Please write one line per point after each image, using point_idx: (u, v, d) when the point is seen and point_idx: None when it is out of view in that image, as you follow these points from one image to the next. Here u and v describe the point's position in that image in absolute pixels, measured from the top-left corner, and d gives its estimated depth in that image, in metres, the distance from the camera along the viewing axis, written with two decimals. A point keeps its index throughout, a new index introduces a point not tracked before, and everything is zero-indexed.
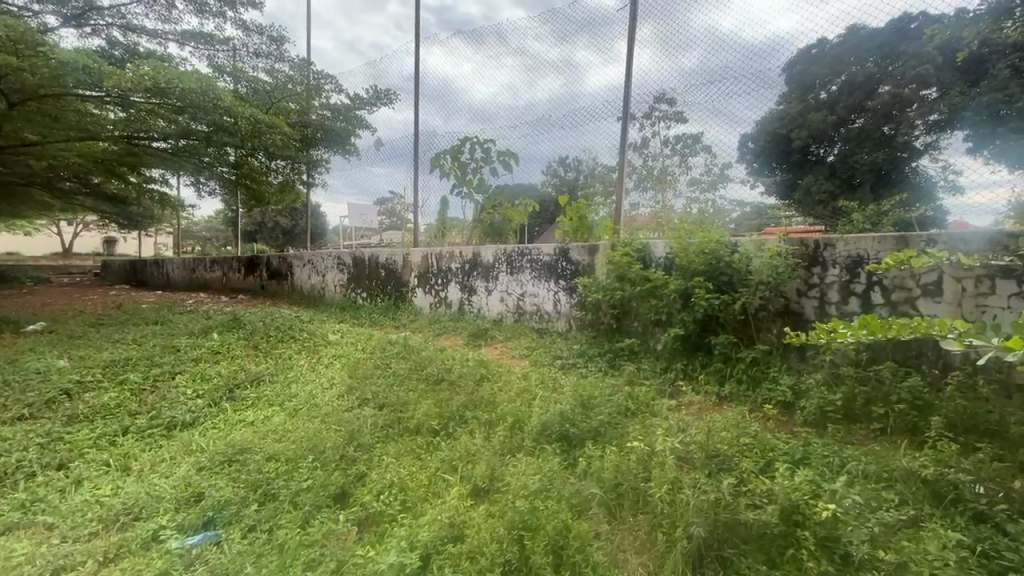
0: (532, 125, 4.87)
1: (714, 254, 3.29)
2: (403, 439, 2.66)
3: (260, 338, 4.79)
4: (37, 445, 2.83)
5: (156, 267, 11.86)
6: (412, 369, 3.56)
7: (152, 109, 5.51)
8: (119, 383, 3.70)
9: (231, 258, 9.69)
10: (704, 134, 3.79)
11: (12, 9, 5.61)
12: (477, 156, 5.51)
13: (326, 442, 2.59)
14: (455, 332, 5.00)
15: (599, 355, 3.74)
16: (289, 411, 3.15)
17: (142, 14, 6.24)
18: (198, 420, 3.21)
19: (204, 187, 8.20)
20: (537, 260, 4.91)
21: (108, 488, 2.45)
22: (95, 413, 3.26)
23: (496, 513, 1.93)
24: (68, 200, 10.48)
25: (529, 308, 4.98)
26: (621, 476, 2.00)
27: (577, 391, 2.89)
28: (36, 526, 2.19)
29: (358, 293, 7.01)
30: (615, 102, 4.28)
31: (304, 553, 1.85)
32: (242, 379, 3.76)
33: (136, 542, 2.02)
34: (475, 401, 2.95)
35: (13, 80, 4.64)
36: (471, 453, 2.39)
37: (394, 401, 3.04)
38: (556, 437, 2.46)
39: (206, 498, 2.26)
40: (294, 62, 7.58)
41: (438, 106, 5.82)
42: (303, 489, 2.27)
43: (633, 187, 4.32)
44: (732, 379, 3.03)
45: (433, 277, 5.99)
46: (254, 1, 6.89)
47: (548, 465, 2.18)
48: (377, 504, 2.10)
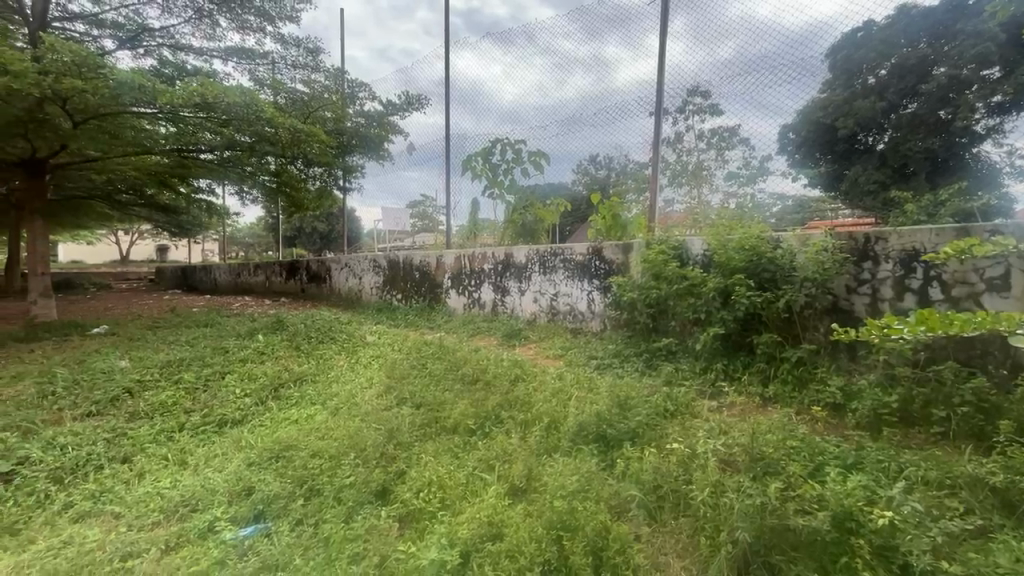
0: (561, 126, 4.85)
1: (755, 251, 3.17)
2: (440, 438, 2.69)
3: (301, 339, 4.97)
4: (104, 439, 3.04)
5: (204, 273, 12.52)
6: (447, 369, 3.60)
7: (200, 123, 5.80)
8: (174, 382, 3.93)
9: (273, 263, 10.11)
10: (740, 127, 3.74)
11: (74, 36, 6.10)
12: (507, 157, 5.51)
13: (367, 441, 2.65)
14: (489, 333, 5.03)
15: (635, 356, 3.68)
16: (330, 410, 3.25)
17: (189, 34, 6.67)
18: (247, 417, 3.37)
19: (248, 196, 8.58)
20: (570, 260, 4.88)
21: (167, 480, 2.60)
22: (153, 410, 3.47)
23: (534, 512, 1.93)
24: (126, 211, 11.22)
25: (562, 308, 4.96)
26: (660, 478, 1.97)
27: (613, 391, 2.86)
28: (105, 515, 2.36)
29: (393, 295, 7.17)
30: (646, 98, 4.21)
31: (348, 547, 1.92)
32: (286, 379, 3.91)
33: (194, 533, 2.14)
34: (511, 401, 2.96)
35: (78, 102, 4.93)
36: (508, 452, 2.41)
37: (430, 401, 3.09)
38: (593, 438, 2.44)
39: (256, 492, 2.37)
40: (329, 72, 7.81)
41: (468, 109, 5.87)
42: (345, 485, 2.34)
43: (667, 183, 4.25)
44: (776, 380, 2.92)
45: (467, 278, 6.05)
46: (292, 15, 7.13)
47: (585, 467, 2.16)
48: (416, 501, 2.14)
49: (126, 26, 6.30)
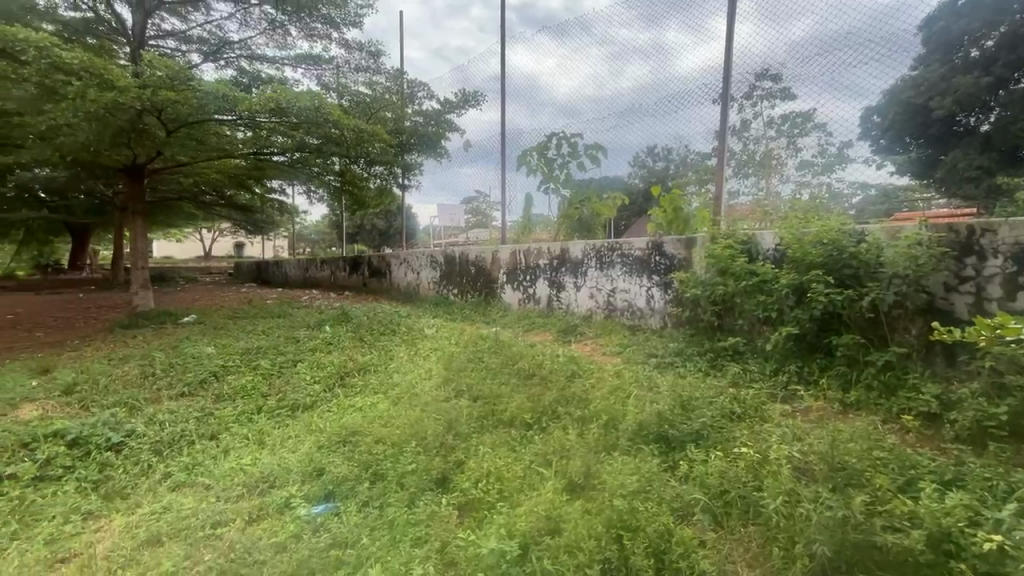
0: (618, 117, 4.73)
1: (835, 245, 2.94)
2: (497, 430, 2.73)
3: (364, 331, 5.21)
4: (195, 417, 3.37)
5: (276, 268, 13.45)
6: (503, 364, 3.64)
7: (273, 127, 6.15)
8: (254, 368, 4.27)
9: (337, 258, 10.68)
10: (815, 112, 3.51)
11: (167, 52, 6.74)
12: (564, 151, 5.38)
13: (427, 430, 2.75)
14: (544, 328, 5.02)
15: (698, 355, 3.54)
16: (391, 399, 3.40)
17: (264, 44, 7.16)
18: (317, 403, 3.60)
19: (315, 195, 9.09)
20: (628, 255, 4.77)
21: (249, 458, 2.83)
22: (236, 393, 3.79)
23: (592, 509, 1.92)
24: (210, 211, 12.27)
25: (619, 305, 4.86)
26: (728, 483, 1.90)
27: (674, 391, 2.78)
28: (197, 485, 2.62)
29: (450, 290, 7.33)
30: (710, 85, 4.03)
31: (411, 530, 2.01)
32: (351, 368, 4.14)
33: (272, 507, 2.31)
34: (568, 397, 2.94)
35: (170, 112, 5.45)
36: (565, 448, 2.40)
37: (487, 394, 3.14)
38: (654, 438, 2.38)
39: (326, 473, 2.52)
40: (389, 74, 8.14)
41: (523, 105, 5.87)
42: (407, 471, 2.43)
43: (733, 174, 4.02)
44: (859, 385, 2.69)
45: (522, 274, 6.07)
46: (356, 20, 7.42)
47: (646, 466, 2.12)
48: (475, 491, 2.19)
49: (209, 41, 6.89)
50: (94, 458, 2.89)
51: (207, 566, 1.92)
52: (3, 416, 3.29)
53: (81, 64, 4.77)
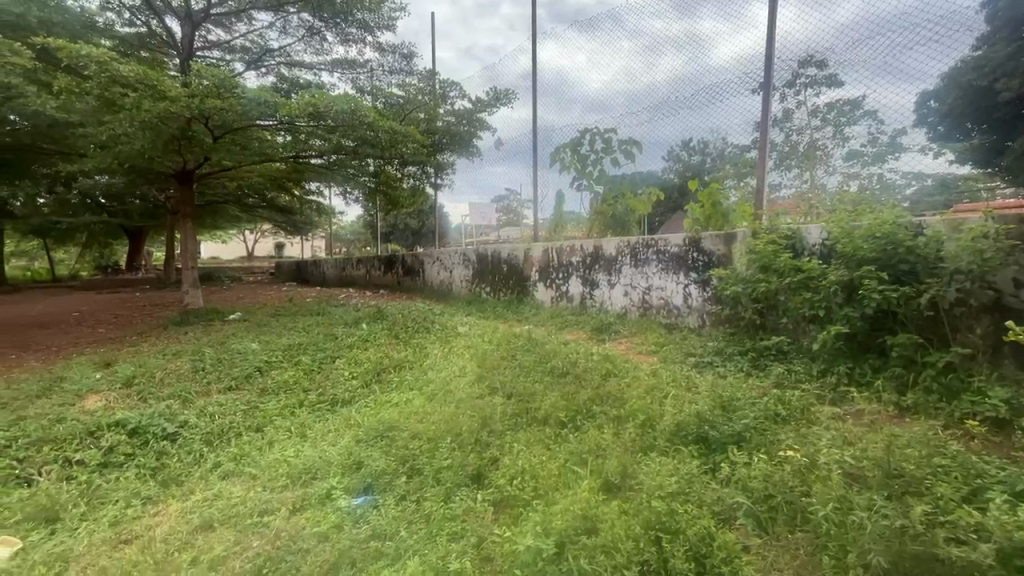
0: (653, 110, 4.62)
1: (889, 238, 2.78)
2: (532, 428, 2.73)
3: (400, 329, 5.33)
4: (242, 411, 3.53)
5: (315, 267, 13.90)
6: (538, 362, 3.63)
7: (312, 131, 6.35)
8: (295, 363, 4.43)
9: (373, 258, 10.94)
10: (864, 99, 3.35)
11: (213, 61, 7.11)
12: (597, 146, 5.24)
13: (463, 426, 2.78)
14: (578, 326, 4.98)
15: (739, 355, 3.43)
16: (426, 395, 3.45)
17: (302, 50, 7.43)
18: (356, 398, 3.71)
19: (351, 195, 9.34)
20: (664, 252, 4.67)
21: (292, 450, 2.94)
22: (280, 388, 3.95)
23: (629, 510, 1.90)
24: (253, 213, 12.82)
25: (654, 302, 4.77)
26: (773, 488, 1.83)
27: (714, 391, 2.71)
28: (245, 474, 2.75)
29: (482, 288, 7.37)
30: (750, 74, 3.92)
31: (448, 525, 2.04)
32: (388, 364, 4.23)
33: (315, 498, 2.40)
34: (603, 395, 2.91)
35: (217, 119, 5.71)
36: (601, 447, 2.38)
37: (521, 392, 3.14)
38: (694, 439, 2.32)
39: (365, 466, 2.59)
40: (422, 75, 8.26)
41: (553, 102, 5.81)
42: (443, 467, 2.47)
43: (774, 167, 3.87)
44: (916, 388, 2.54)
45: (555, 272, 6.03)
46: (389, 23, 7.58)
47: (685, 468, 2.07)
48: (510, 488, 2.20)
49: (252, 49, 7.26)
50: (152, 447, 3.08)
51: (255, 552, 2.01)
52: (72, 406, 3.56)
53: (137, 76, 5.07)
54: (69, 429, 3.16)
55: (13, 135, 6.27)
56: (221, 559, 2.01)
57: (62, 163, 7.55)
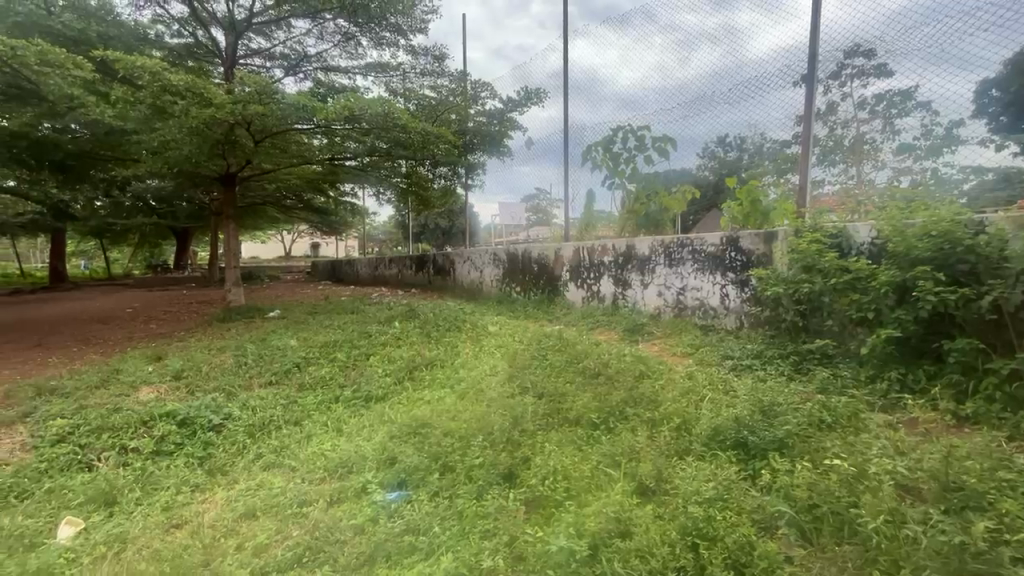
0: (688, 106, 4.51)
1: (946, 238, 2.61)
2: (564, 429, 2.71)
3: (432, 327, 5.41)
4: (281, 405, 3.66)
5: (349, 266, 14.27)
6: (569, 362, 3.60)
7: (347, 134, 6.50)
8: (331, 360, 4.57)
9: (405, 257, 11.14)
10: (917, 89, 3.17)
11: (254, 68, 7.40)
12: (630, 145, 5.09)
13: (494, 425, 2.79)
14: (609, 326, 4.93)
15: (779, 358, 3.31)
16: (458, 393, 3.50)
17: (337, 55, 7.64)
18: (389, 394, 3.79)
19: (384, 196, 9.54)
20: (699, 251, 4.56)
21: (329, 444, 3.03)
22: (317, 383, 4.08)
23: (665, 515, 1.87)
24: (290, 214, 13.28)
25: (690, 303, 4.66)
26: (818, 497, 1.76)
27: (754, 395, 2.63)
28: (284, 466, 2.85)
29: (512, 287, 7.38)
30: (792, 66, 3.79)
31: (479, 523, 2.06)
32: (419, 362, 4.30)
33: (351, 491, 2.47)
34: (636, 397, 2.87)
35: (258, 125, 5.94)
36: (636, 451, 2.35)
37: (552, 392, 3.13)
38: (732, 444, 2.25)
39: (398, 462, 2.64)
40: (453, 76, 8.35)
41: (583, 100, 5.75)
42: (475, 465, 2.49)
43: (817, 162, 3.72)
44: (977, 397, 2.38)
45: (586, 271, 5.98)
46: (421, 26, 7.69)
47: (724, 474, 2.02)
48: (543, 489, 2.19)
49: (290, 56, 7.50)
50: (199, 437, 3.24)
51: (295, 541, 2.09)
52: (127, 397, 3.79)
53: (185, 85, 5.35)
54: (125, 418, 3.36)
55: (74, 143, 6.73)
56: (263, 547, 2.09)
57: (118, 168, 8.03)
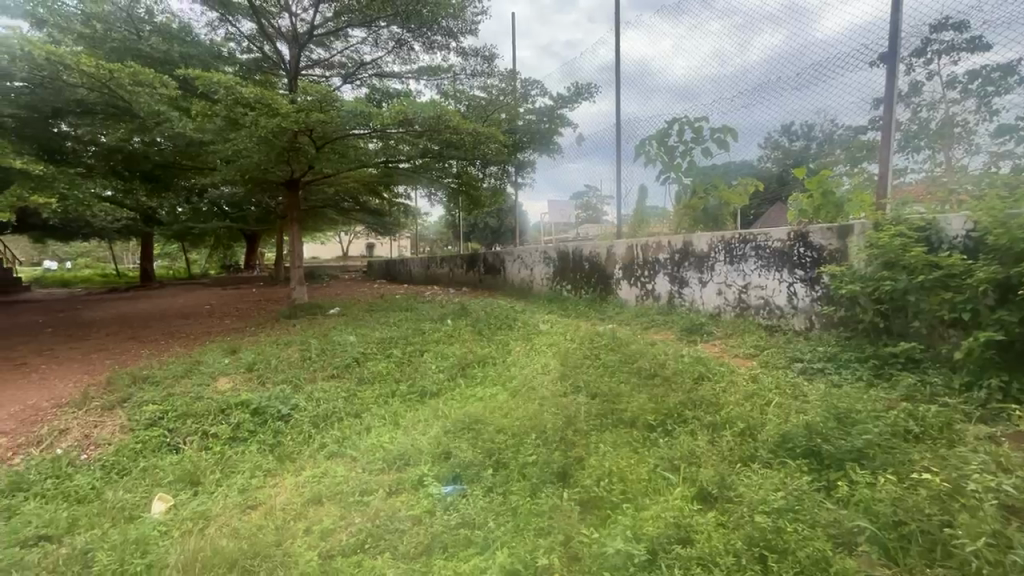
0: (749, 94, 4.31)
1: None
2: (619, 431, 2.66)
3: (484, 325, 5.48)
4: (343, 398, 3.85)
5: (403, 265, 14.75)
6: (622, 362, 3.52)
7: (402, 137, 6.70)
8: (388, 355, 4.75)
9: (456, 256, 11.35)
10: (1019, 63, 2.92)
11: (315, 78, 7.82)
12: (686, 137, 4.88)
13: (547, 424, 2.77)
14: (665, 326, 4.77)
15: (856, 363, 3.07)
16: (510, 391, 3.52)
17: (391, 61, 7.92)
18: (444, 390, 3.89)
19: (435, 197, 9.77)
20: (764, 247, 4.31)
21: (388, 437, 3.16)
22: (375, 378, 4.26)
23: (728, 523, 1.80)
24: (348, 216, 13.91)
25: (753, 302, 4.42)
26: (904, 513, 1.65)
27: (827, 401, 2.45)
28: (346, 456, 3.00)
29: (563, 286, 7.31)
30: (869, 45, 3.52)
31: (534, 520, 2.07)
32: (472, 359, 4.37)
33: (409, 483, 2.55)
34: (696, 400, 2.76)
35: (319, 132, 6.26)
36: (696, 455, 2.27)
37: (606, 392, 3.07)
38: (803, 453, 2.13)
39: (453, 457, 2.69)
40: (503, 75, 8.38)
41: (635, 93, 5.58)
42: (529, 462, 2.50)
43: (899, 149, 3.43)
44: None
45: (640, 269, 5.80)
46: (471, 28, 7.80)
47: (794, 484, 1.92)
48: (597, 489, 2.16)
49: (348, 65, 7.87)
50: (269, 425, 3.48)
51: (358, 528, 2.19)
52: (207, 386, 4.13)
53: (256, 97, 5.74)
54: (206, 406, 3.66)
55: (161, 155, 7.34)
56: (329, 531, 2.21)
57: (196, 176, 8.74)
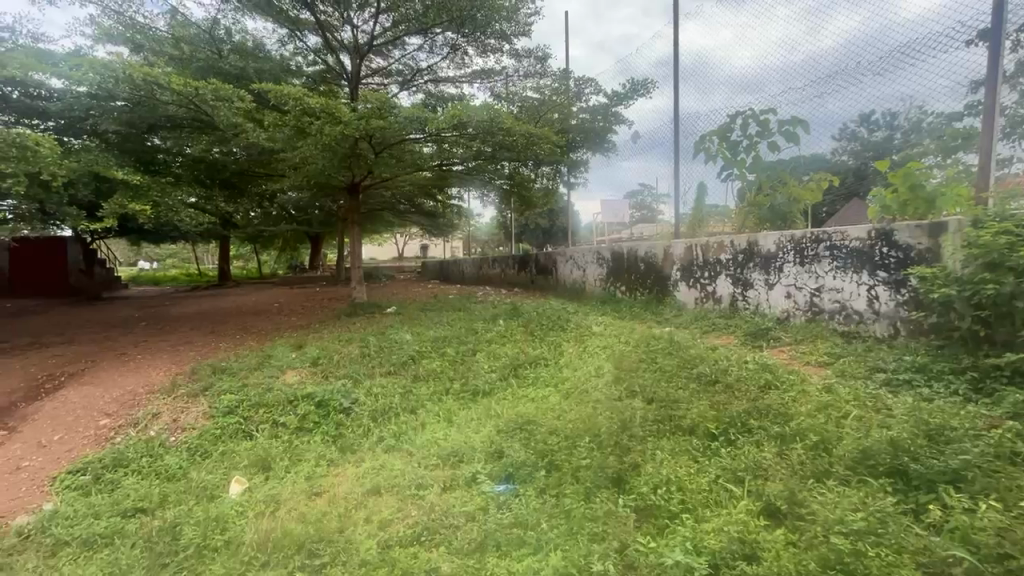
0: (822, 83, 4.02)
1: None
2: (677, 438, 2.56)
3: (536, 326, 5.48)
4: (400, 394, 4.00)
5: (456, 266, 15.06)
6: (680, 366, 3.40)
7: (456, 140, 6.83)
8: (443, 354, 4.87)
9: (508, 257, 11.43)
10: None
11: (374, 86, 8.17)
12: (750, 131, 4.60)
13: (601, 427, 2.72)
14: (727, 331, 4.55)
15: (951, 375, 2.79)
16: (563, 393, 3.50)
17: (446, 66, 8.14)
18: (496, 389, 3.94)
19: (487, 198, 9.90)
20: (840, 248, 4.00)
21: (443, 433, 3.24)
22: (430, 376, 4.39)
23: (799, 543, 1.70)
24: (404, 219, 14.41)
25: (827, 307, 4.11)
26: (1011, 546, 1.51)
27: (916, 416, 2.24)
28: (404, 450, 3.11)
29: (617, 287, 7.16)
30: (965, 22, 3.19)
31: (588, 525, 2.04)
32: (524, 359, 4.39)
33: (463, 480, 2.60)
34: (762, 409, 2.60)
35: (378, 138, 6.52)
36: (763, 467, 2.14)
37: (664, 397, 2.96)
38: (886, 471, 1.96)
39: (505, 456, 2.71)
40: (556, 75, 8.34)
41: (694, 87, 5.36)
42: (582, 466, 2.46)
43: (1003, 137, 3.11)
44: None
45: (699, 270, 5.55)
46: (525, 29, 7.84)
47: (877, 506, 1.78)
48: (654, 498, 2.09)
49: (404, 72, 8.16)
50: (332, 417, 3.67)
51: (414, 520, 2.26)
52: (277, 378, 4.43)
53: (321, 107, 6.09)
54: (276, 396, 3.91)
55: (237, 163, 7.95)
56: (388, 522, 2.30)
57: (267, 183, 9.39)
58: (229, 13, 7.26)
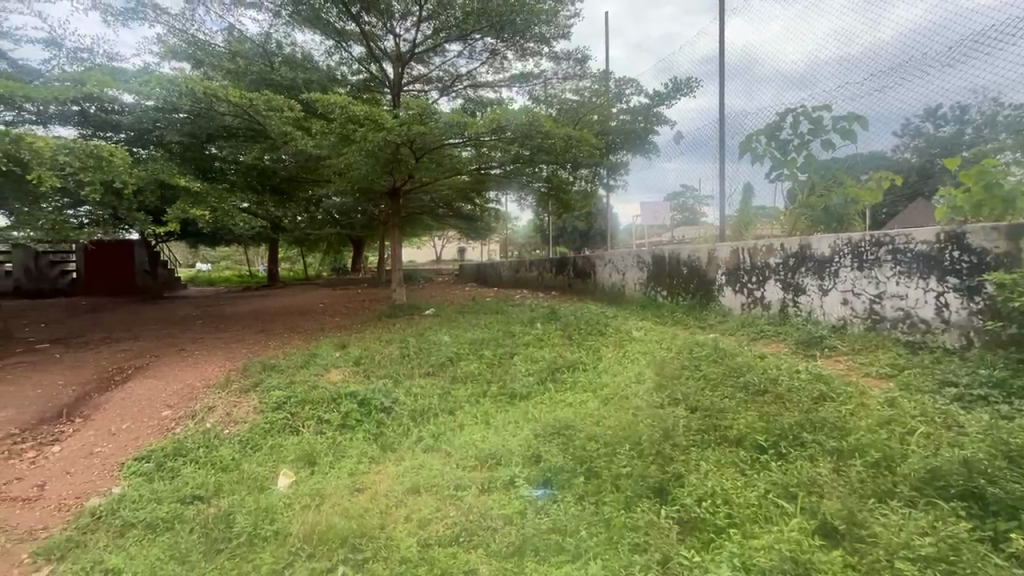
0: (882, 77, 3.78)
1: None
2: (722, 449, 2.46)
3: (574, 330, 5.42)
4: (439, 395, 4.06)
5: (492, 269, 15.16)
6: (725, 374, 3.27)
7: (495, 144, 6.87)
8: (480, 356, 4.90)
9: (545, 260, 11.38)
10: None
11: (415, 93, 8.38)
12: (801, 129, 4.39)
13: (642, 435, 2.64)
14: (777, 338, 4.34)
15: None
16: (601, 399, 3.45)
17: (485, 71, 8.23)
18: (534, 393, 3.92)
19: (524, 201, 9.90)
20: (904, 251, 3.74)
21: (480, 435, 3.26)
22: (468, 378, 4.43)
23: (859, 566, 1.61)
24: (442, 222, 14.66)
25: (889, 314, 3.85)
26: None
27: (995, 436, 2.07)
28: (442, 451, 3.15)
29: (657, 291, 6.98)
30: None
31: (628, 535, 2.00)
32: (562, 363, 4.36)
33: (501, 482, 2.60)
34: (816, 421, 2.46)
35: (419, 143, 6.66)
36: (817, 483, 2.03)
37: (709, 406, 2.85)
38: (959, 494, 1.82)
39: (543, 461, 2.69)
40: (595, 76, 8.26)
41: (741, 84, 5.17)
42: (622, 474, 2.41)
43: None
44: None
45: (745, 274, 5.33)
46: (564, 31, 7.83)
47: (949, 531, 1.65)
48: (699, 510, 2.03)
49: (444, 78, 8.31)
50: (373, 416, 3.77)
51: (453, 520, 2.29)
52: (322, 377, 4.59)
53: (365, 114, 6.30)
54: (320, 394, 4.05)
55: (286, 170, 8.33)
56: (427, 521, 2.33)
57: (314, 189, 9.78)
58: (281, 27, 7.73)
